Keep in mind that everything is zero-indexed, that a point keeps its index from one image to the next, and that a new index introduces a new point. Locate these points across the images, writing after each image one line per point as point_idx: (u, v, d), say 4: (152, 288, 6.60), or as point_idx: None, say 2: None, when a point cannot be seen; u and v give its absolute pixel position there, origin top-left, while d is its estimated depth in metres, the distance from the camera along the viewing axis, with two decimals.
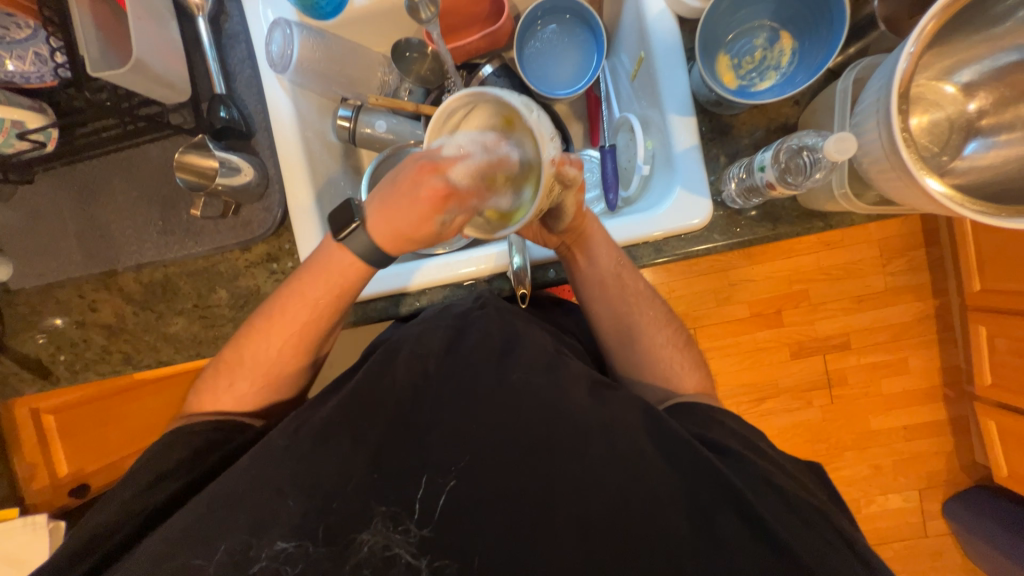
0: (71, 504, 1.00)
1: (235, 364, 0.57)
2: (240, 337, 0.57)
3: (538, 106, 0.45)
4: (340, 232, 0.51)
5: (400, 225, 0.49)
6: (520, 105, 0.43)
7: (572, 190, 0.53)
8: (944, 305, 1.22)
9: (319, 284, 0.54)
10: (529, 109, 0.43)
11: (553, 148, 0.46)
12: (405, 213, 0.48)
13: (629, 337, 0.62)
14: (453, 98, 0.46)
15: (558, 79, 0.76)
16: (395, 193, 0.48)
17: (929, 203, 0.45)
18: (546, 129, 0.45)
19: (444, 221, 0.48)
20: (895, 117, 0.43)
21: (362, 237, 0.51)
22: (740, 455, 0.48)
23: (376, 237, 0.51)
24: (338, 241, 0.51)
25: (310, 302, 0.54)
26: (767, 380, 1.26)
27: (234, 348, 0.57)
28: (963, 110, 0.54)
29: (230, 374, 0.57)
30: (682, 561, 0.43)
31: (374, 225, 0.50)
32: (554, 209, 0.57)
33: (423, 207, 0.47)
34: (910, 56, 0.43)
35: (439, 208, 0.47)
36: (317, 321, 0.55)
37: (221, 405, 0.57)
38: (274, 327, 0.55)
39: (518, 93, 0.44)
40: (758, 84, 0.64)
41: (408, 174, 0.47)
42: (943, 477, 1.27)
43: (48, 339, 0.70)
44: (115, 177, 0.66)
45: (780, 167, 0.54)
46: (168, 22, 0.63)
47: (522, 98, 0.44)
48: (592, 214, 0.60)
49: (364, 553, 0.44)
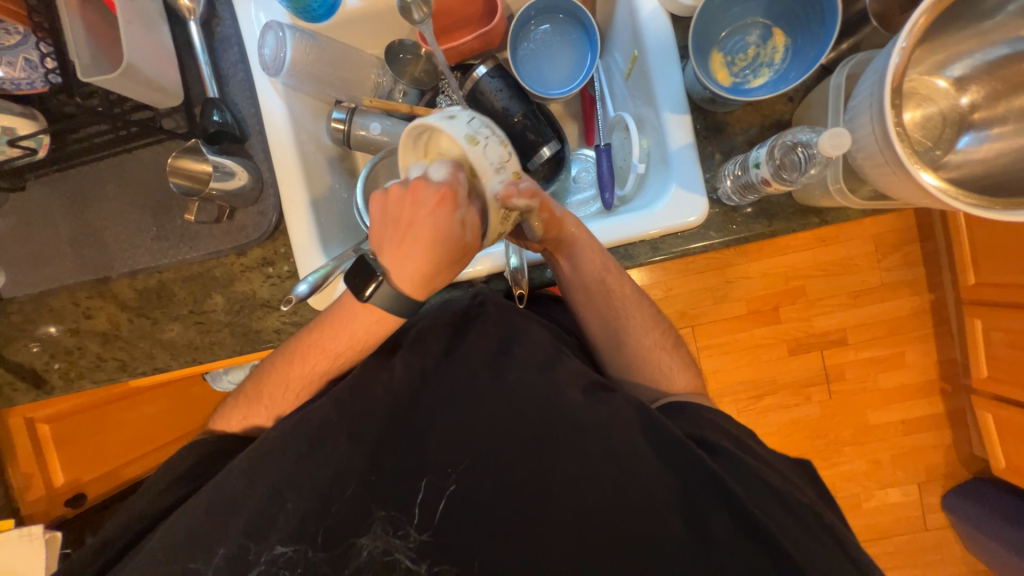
0: (67, 514, 0.99)
1: (260, 399, 0.56)
2: (263, 371, 0.57)
3: (489, 133, 0.46)
4: (363, 291, 0.50)
5: (421, 260, 0.49)
6: (464, 136, 0.45)
7: (537, 210, 0.53)
8: (940, 298, 1.22)
9: (339, 320, 0.53)
10: (473, 141, 0.45)
11: (500, 178, 0.46)
12: (422, 242, 0.48)
13: (613, 341, 0.62)
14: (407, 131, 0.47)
15: (552, 79, 0.76)
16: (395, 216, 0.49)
17: (923, 197, 0.46)
18: (490, 158, 0.46)
19: (463, 219, 0.47)
20: (889, 113, 0.44)
21: (386, 289, 0.50)
22: (738, 453, 0.48)
23: (399, 284, 0.50)
24: (364, 301, 0.50)
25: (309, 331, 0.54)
26: (766, 377, 1.26)
27: (257, 381, 0.57)
28: (955, 104, 0.54)
29: (252, 407, 0.56)
30: (683, 560, 0.43)
31: (396, 274, 0.50)
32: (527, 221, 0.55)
33: (434, 221, 0.47)
34: (902, 50, 0.43)
35: (450, 213, 0.47)
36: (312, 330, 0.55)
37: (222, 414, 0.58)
38: (298, 366, 0.54)
39: (465, 122, 0.45)
40: (752, 81, 0.64)
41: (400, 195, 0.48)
42: (941, 470, 1.28)
43: (42, 347, 0.69)
44: (108, 183, 0.66)
45: (775, 163, 0.54)
46: (160, 26, 0.63)
47: (469, 127, 0.46)
48: (573, 219, 0.59)
49: (364, 558, 0.44)
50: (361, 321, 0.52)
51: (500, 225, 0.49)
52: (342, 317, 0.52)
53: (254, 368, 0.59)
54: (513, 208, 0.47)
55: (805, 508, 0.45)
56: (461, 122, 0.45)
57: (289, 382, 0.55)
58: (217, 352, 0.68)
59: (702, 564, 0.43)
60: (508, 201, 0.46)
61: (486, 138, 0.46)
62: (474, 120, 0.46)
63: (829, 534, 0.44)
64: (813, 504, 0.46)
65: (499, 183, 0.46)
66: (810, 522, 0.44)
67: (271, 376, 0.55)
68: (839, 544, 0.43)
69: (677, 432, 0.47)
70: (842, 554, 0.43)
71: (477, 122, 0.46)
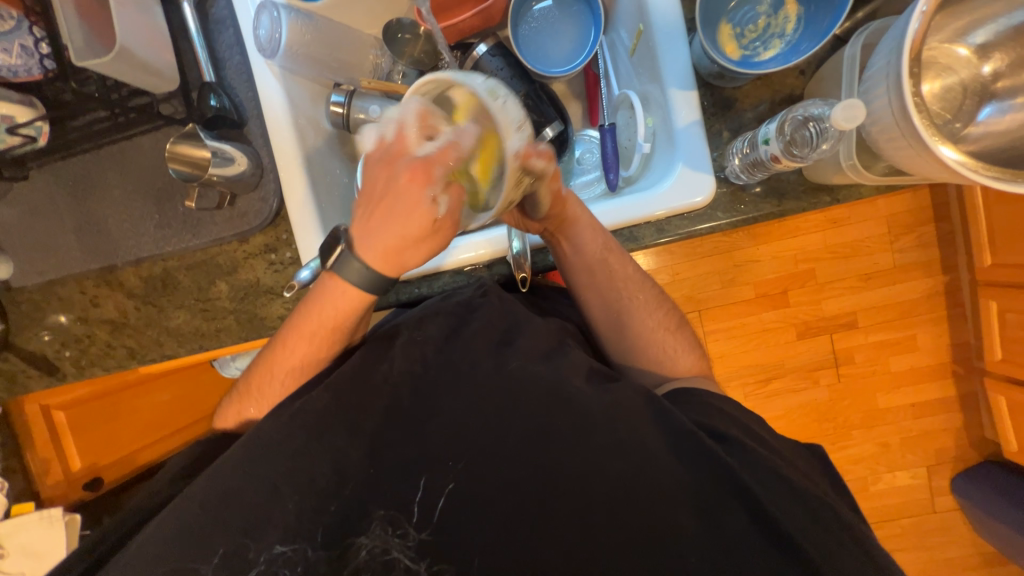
0: (86, 497, 1.02)
1: (249, 394, 0.57)
2: (254, 367, 0.58)
3: (507, 92, 0.44)
4: (328, 260, 0.51)
5: (393, 238, 0.48)
6: (483, 91, 0.42)
7: (548, 178, 0.51)
8: (954, 279, 1.20)
9: (320, 311, 0.53)
10: (493, 96, 0.42)
11: (521, 137, 0.43)
12: (394, 216, 0.47)
13: (619, 324, 0.62)
14: (419, 83, 0.44)
15: (555, 56, 0.73)
16: (374, 207, 0.48)
17: (942, 172, 0.44)
18: (512, 115, 0.43)
19: (433, 197, 0.46)
20: (906, 83, 0.42)
21: (353, 264, 0.50)
22: (747, 442, 0.47)
23: (367, 262, 0.49)
24: (328, 270, 0.51)
25: (309, 334, 0.54)
26: (775, 360, 1.25)
27: (248, 378, 0.58)
28: (976, 73, 0.51)
29: (242, 403, 0.57)
30: (689, 547, 0.43)
31: (363, 250, 0.49)
32: (529, 199, 0.54)
33: (408, 196, 0.46)
34: (923, 15, 0.40)
35: (421, 188, 0.46)
36: (307, 317, 0.54)
37: (226, 421, 0.58)
38: (279, 358, 0.55)
39: (482, 78, 0.43)
40: (762, 54, 0.61)
41: (376, 179, 0.48)
42: (952, 453, 1.27)
43: (52, 335, 0.70)
44: (110, 171, 0.66)
45: (786, 139, 0.52)
46: (153, 9, 0.62)
47: (488, 83, 0.43)
48: (574, 198, 0.58)
49: (364, 558, 0.44)
50: (341, 298, 0.52)
51: (513, 192, 0.45)
52: (332, 303, 0.52)
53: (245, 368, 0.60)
54: (531, 167, 0.46)
55: (813, 495, 0.45)
56: (476, 79, 0.43)
57: (292, 365, 0.55)
58: (223, 339, 0.69)
59: (708, 554, 0.42)
60: (527, 160, 0.44)
61: (504, 96, 0.44)
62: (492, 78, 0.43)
63: (836, 519, 0.43)
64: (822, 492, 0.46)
65: (519, 142, 0.43)
66: (824, 511, 0.43)
67: (275, 379, 0.56)
68: (846, 533, 0.43)
69: (688, 422, 0.46)
70: (849, 542, 0.42)
71: (494, 80, 0.43)
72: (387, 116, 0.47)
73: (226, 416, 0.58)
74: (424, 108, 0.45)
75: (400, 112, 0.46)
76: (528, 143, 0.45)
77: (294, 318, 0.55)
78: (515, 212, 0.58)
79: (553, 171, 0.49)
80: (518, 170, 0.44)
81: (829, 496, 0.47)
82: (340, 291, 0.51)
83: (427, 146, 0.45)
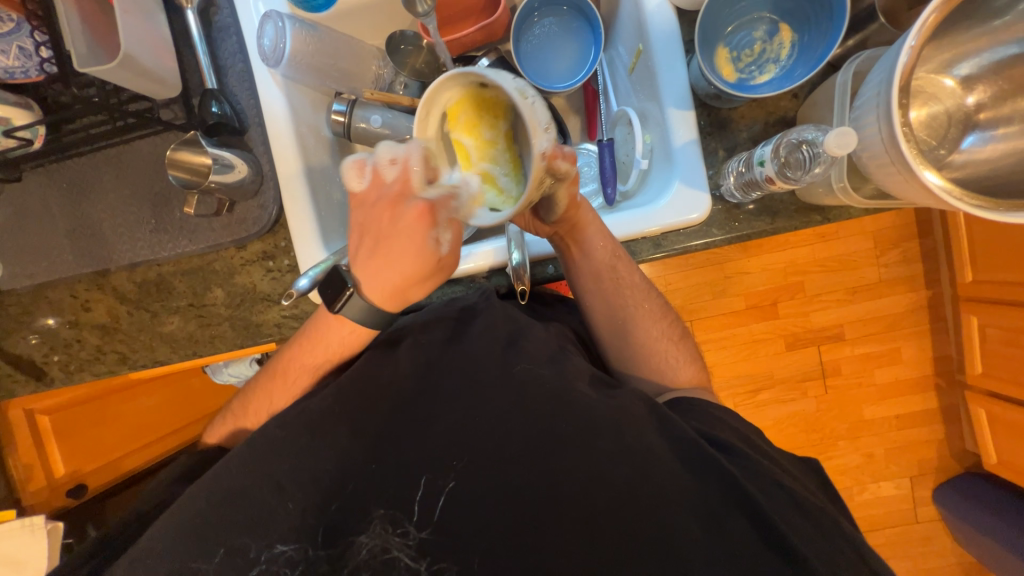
0: (70, 504, 1.00)
1: (243, 415, 0.59)
2: (250, 388, 0.60)
3: (535, 92, 0.42)
4: (335, 303, 0.52)
5: (397, 274, 0.52)
6: (514, 90, 0.40)
7: (565, 180, 0.51)
8: (937, 295, 1.23)
9: (328, 334, 0.56)
10: (523, 95, 0.40)
11: (549, 138, 0.42)
12: (397, 255, 0.51)
13: (623, 331, 0.63)
14: (442, 79, 0.42)
15: (556, 72, 0.75)
16: (377, 249, 0.52)
17: (926, 197, 0.46)
18: (541, 116, 0.41)
19: (436, 237, 0.51)
20: (895, 113, 0.43)
21: (357, 303, 0.52)
22: (744, 450, 0.49)
23: (373, 297, 0.53)
24: (334, 311, 0.52)
25: (314, 358, 0.57)
26: (764, 372, 1.27)
27: (244, 398, 0.60)
28: (961, 103, 0.54)
29: (239, 420, 0.58)
30: (701, 551, 0.42)
31: (368, 287, 0.52)
32: (545, 201, 0.56)
33: (409, 239, 0.50)
34: (911, 50, 0.42)
35: (425, 229, 0.50)
36: (308, 346, 0.57)
37: (218, 434, 0.60)
38: (280, 386, 0.57)
39: (512, 77, 0.40)
40: (758, 77, 0.64)
41: (378, 218, 0.52)
42: (934, 465, 1.30)
43: (41, 339, 0.69)
44: (106, 174, 0.65)
45: (780, 161, 0.54)
46: (157, 16, 0.62)
47: (516, 83, 0.40)
48: (586, 204, 0.59)
49: (364, 557, 0.42)
50: (337, 332, 0.56)
51: (538, 190, 0.43)
52: (336, 336, 0.56)
53: (241, 388, 0.62)
54: (555, 170, 0.46)
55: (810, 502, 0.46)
56: (506, 77, 0.40)
57: (292, 381, 0.57)
58: (217, 345, 0.68)
59: (721, 556, 0.42)
60: (554, 161, 0.45)
61: (532, 96, 0.41)
62: (519, 77, 0.41)
63: (833, 526, 0.44)
64: (818, 500, 0.47)
65: (546, 143, 0.42)
66: (817, 518, 0.44)
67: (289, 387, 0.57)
68: (842, 540, 0.44)
69: (688, 431, 0.48)
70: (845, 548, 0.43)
71: (522, 81, 0.41)
72: (385, 155, 0.50)
73: (220, 431, 0.60)
74: (427, 153, 0.47)
75: (401, 155, 0.49)
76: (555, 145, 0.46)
77: (293, 346, 0.58)
78: (527, 214, 0.61)
79: (576, 173, 0.50)
80: (542, 171, 0.42)
81: (823, 503, 0.48)
82: (347, 328, 0.56)
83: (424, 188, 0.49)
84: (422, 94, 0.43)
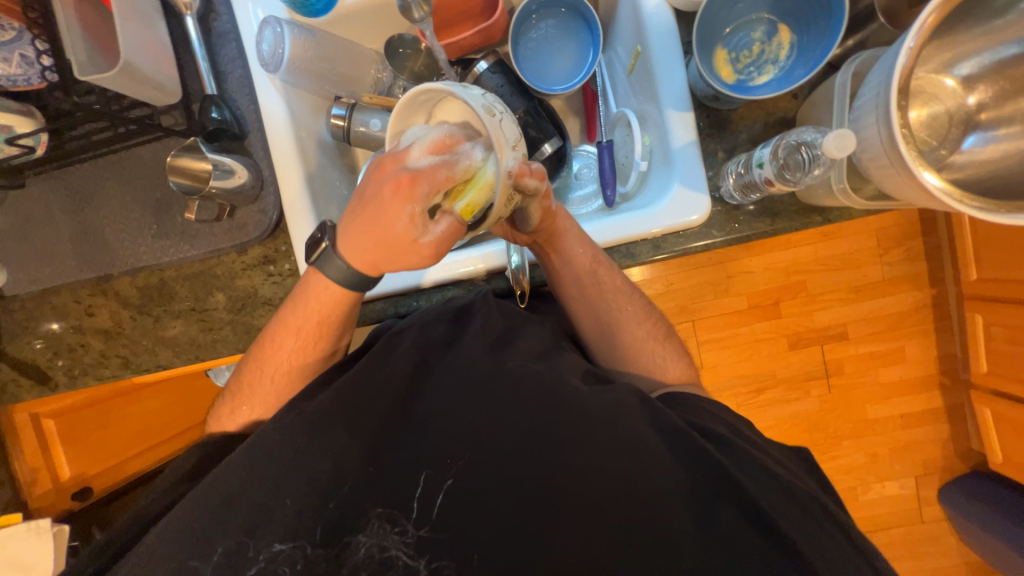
0: (75, 507, 1.01)
1: (242, 393, 0.57)
2: (243, 365, 0.58)
3: (503, 110, 0.44)
4: (311, 254, 0.50)
5: (373, 243, 0.47)
6: (481, 108, 0.41)
7: (539, 195, 0.50)
8: (941, 293, 1.22)
9: (305, 306, 0.53)
10: (490, 112, 0.42)
11: (515, 155, 0.43)
12: (374, 219, 0.45)
13: (609, 335, 0.63)
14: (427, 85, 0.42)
15: (554, 74, 0.75)
16: (361, 209, 0.46)
17: (927, 199, 0.45)
18: (507, 133, 0.42)
19: (413, 213, 0.43)
20: (894, 114, 0.43)
21: (336, 262, 0.49)
22: (737, 441, 0.48)
23: (352, 262, 0.49)
24: (310, 264, 0.51)
25: (294, 329, 0.54)
26: (765, 371, 1.26)
27: (240, 375, 0.58)
28: (962, 103, 0.53)
29: (235, 402, 0.58)
30: (692, 547, 0.43)
31: (347, 249, 0.48)
32: (519, 212, 0.54)
33: (392, 207, 0.44)
34: (910, 50, 0.42)
35: (406, 201, 0.43)
36: (288, 309, 0.54)
37: (225, 427, 0.58)
38: (269, 354, 0.55)
39: (481, 94, 0.42)
40: (756, 78, 0.63)
41: (370, 178, 0.46)
42: (939, 464, 1.29)
43: (45, 344, 0.69)
44: (108, 180, 0.66)
45: (779, 163, 0.54)
46: (157, 23, 0.62)
47: (485, 100, 0.42)
48: (563, 212, 0.58)
49: (362, 555, 0.43)
50: (314, 289, 0.52)
51: (502, 208, 0.44)
52: (314, 294, 0.52)
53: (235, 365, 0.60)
54: (524, 187, 0.45)
55: (813, 499, 0.45)
56: (475, 94, 0.42)
57: (286, 367, 0.55)
58: (219, 349, 0.68)
59: (716, 547, 0.42)
60: (521, 178, 0.44)
61: (501, 113, 0.43)
62: (489, 94, 0.43)
63: (833, 523, 0.44)
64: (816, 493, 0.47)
65: (513, 161, 0.43)
66: (817, 513, 0.44)
67: (263, 380, 0.56)
68: (846, 536, 0.43)
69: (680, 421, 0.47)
70: (851, 548, 0.43)
71: (492, 98, 0.43)
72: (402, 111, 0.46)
73: (222, 421, 0.58)
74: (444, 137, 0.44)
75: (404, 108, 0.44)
76: (522, 162, 0.44)
77: (282, 310, 0.55)
78: (504, 224, 0.58)
79: (545, 190, 0.48)
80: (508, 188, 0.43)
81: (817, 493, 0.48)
82: (322, 285, 0.51)
83: (425, 163, 0.43)
84: (412, 87, 0.43)
